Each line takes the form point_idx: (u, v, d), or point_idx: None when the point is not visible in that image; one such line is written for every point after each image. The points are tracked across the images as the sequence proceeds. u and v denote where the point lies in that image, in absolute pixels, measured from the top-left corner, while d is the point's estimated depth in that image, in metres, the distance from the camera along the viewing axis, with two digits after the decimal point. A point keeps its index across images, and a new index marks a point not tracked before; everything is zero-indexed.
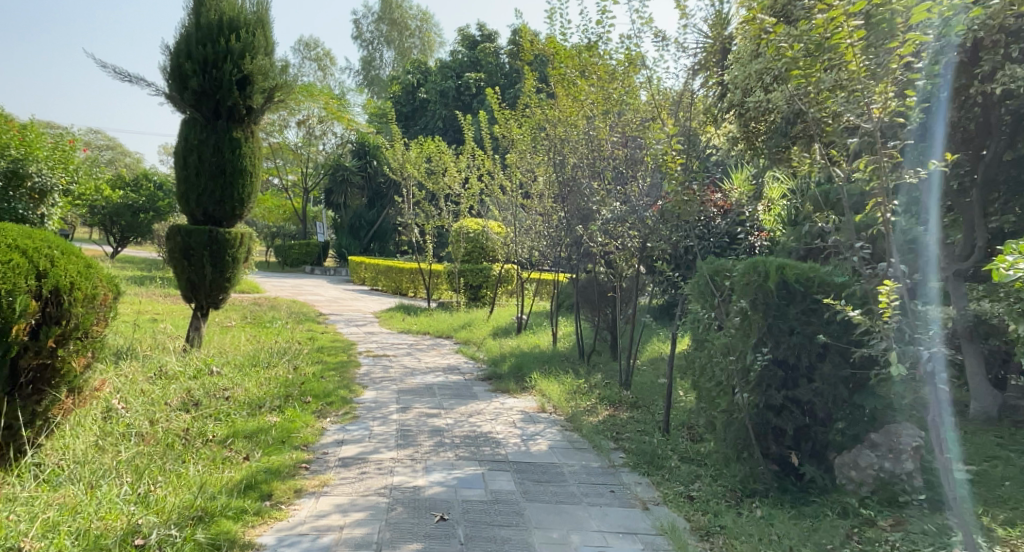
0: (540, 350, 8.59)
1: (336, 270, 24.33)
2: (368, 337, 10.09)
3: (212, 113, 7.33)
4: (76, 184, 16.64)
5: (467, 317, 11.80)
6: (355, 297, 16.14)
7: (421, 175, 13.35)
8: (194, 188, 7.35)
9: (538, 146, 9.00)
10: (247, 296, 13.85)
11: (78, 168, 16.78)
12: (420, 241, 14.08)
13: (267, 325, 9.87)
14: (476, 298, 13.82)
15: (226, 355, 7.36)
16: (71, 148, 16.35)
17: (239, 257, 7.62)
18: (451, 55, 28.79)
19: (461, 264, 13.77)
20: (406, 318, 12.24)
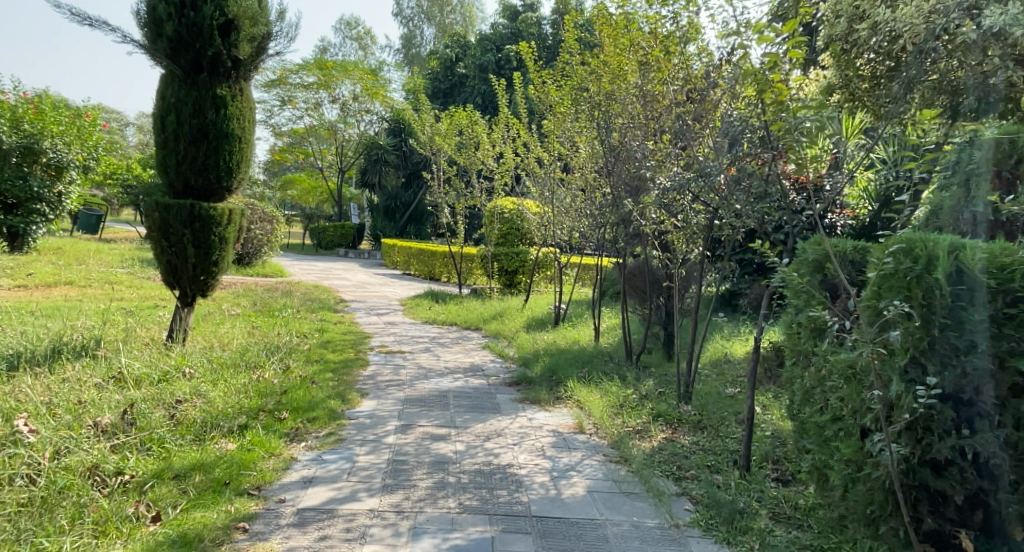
0: (579, 348, 7.39)
1: (369, 253, 23.39)
2: (388, 328, 9.03)
3: (192, 65, 6.39)
4: (96, 161, 15.99)
5: (500, 306, 10.66)
6: (384, 282, 15.12)
7: (452, 149, 12.23)
8: (173, 155, 6.35)
9: (579, 109, 7.79)
10: (266, 281, 12.94)
11: (99, 146, 16.13)
12: (452, 222, 12.98)
13: (273, 314, 8.85)
14: (511, 284, 12.67)
15: (213, 349, 6.35)
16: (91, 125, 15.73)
17: (226, 236, 6.60)
18: (491, 29, 27.52)
19: (495, 246, 12.61)
20: (434, 306, 11.16)
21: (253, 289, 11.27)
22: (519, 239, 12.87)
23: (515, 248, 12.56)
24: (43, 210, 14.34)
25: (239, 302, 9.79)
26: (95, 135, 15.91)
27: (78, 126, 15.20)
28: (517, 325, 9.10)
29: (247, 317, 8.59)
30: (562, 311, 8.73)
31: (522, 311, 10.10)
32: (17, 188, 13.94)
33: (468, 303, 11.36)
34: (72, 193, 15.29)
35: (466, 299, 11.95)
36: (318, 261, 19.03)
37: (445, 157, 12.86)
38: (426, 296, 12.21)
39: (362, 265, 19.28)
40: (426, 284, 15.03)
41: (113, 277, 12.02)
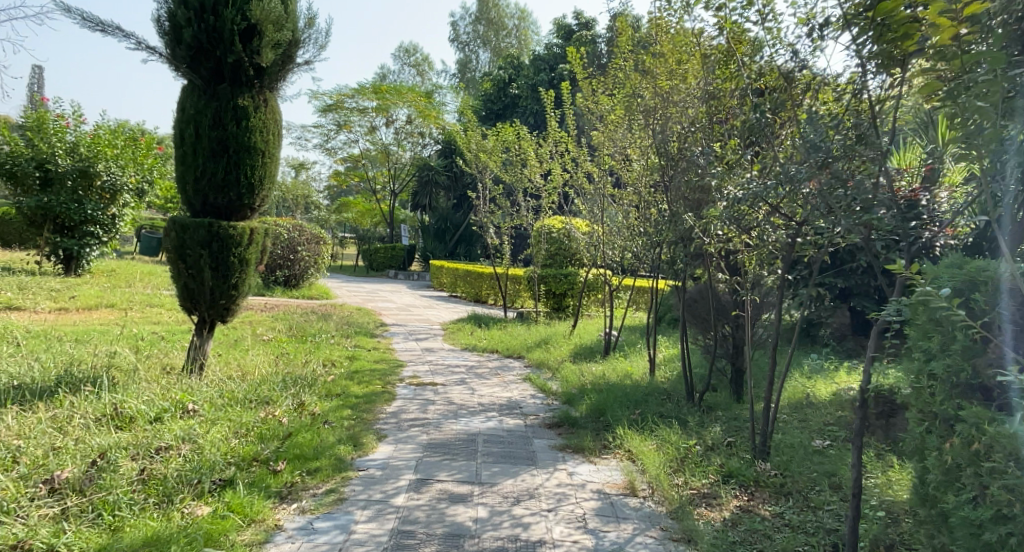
0: (631, 383, 6.59)
1: (419, 275, 22.98)
2: (425, 355, 8.41)
3: (213, 75, 5.87)
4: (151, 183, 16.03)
5: (548, 331, 9.94)
6: (429, 305, 14.56)
7: (499, 167, 11.62)
8: (191, 171, 5.83)
9: (633, 118, 7.06)
10: (308, 305, 12.54)
11: (154, 168, 16.18)
12: (499, 243, 12.35)
13: (305, 341, 8.32)
14: (560, 308, 11.93)
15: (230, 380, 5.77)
16: (146, 147, 15.78)
17: (247, 259, 6.03)
18: (545, 48, 27.10)
19: (543, 268, 11.92)
20: (478, 331, 10.52)
21: (292, 313, 10.85)
22: (569, 261, 12.14)
23: (565, 270, 11.84)
24: (96, 233, 14.30)
25: (272, 327, 9.32)
26: (150, 158, 15.92)
27: (133, 149, 15.21)
28: (564, 354, 8.35)
29: (276, 344, 8.07)
30: (612, 339, 7.95)
31: (571, 338, 9.34)
32: (73, 210, 14.00)
33: (513, 328, 10.67)
34: (126, 216, 15.26)
35: (512, 323, 11.27)
36: (365, 283, 18.67)
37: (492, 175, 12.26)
38: (470, 320, 11.57)
39: (410, 287, 18.84)
40: (472, 307, 14.41)
41: (155, 299, 11.77)
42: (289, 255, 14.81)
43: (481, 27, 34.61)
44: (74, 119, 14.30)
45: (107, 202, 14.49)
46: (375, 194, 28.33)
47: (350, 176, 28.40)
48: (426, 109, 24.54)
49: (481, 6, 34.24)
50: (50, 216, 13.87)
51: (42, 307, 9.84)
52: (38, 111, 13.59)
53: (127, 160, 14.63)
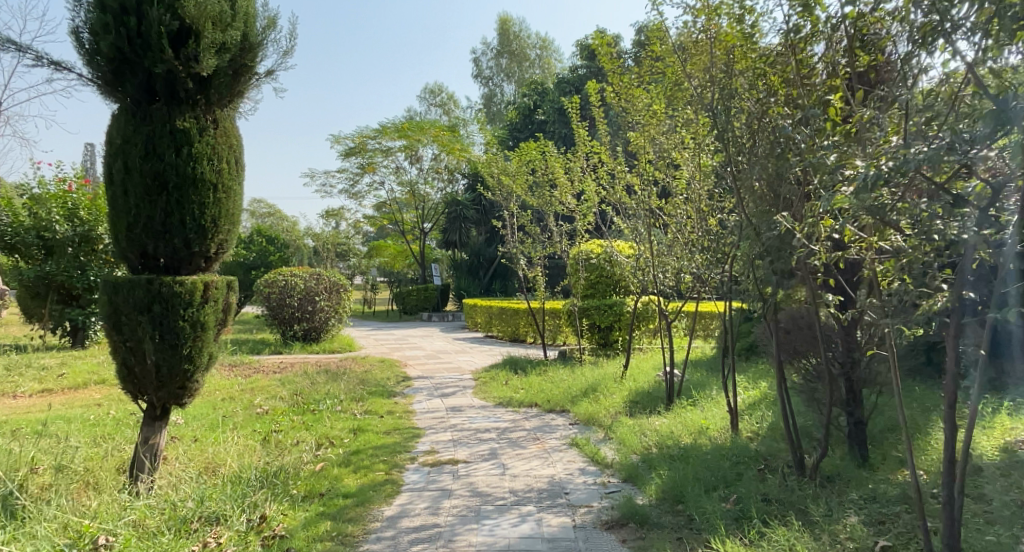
0: (707, 445, 5.08)
1: (454, 316, 21.66)
2: (449, 416, 7.01)
3: (143, 92, 4.47)
4: None
5: (596, 374, 8.46)
6: (462, 350, 13.18)
7: (525, 190, 10.27)
8: (119, 216, 4.47)
9: (677, 107, 5.63)
10: (328, 362, 11.27)
11: None
12: (532, 276, 10.95)
13: (306, 412, 7.00)
14: (607, 343, 10.43)
15: (190, 485, 4.45)
16: None
17: (203, 323, 4.69)
18: (570, 71, 25.91)
19: (583, 300, 10.46)
20: (515, 378, 9.08)
21: (304, 374, 9.58)
22: (612, 288, 10.66)
23: (609, 300, 10.37)
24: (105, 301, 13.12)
25: (272, 397, 8.02)
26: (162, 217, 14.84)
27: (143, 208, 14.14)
28: (617, 404, 6.85)
29: (269, 420, 6.75)
30: (675, 381, 6.45)
31: (623, 381, 7.85)
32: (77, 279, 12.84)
33: (554, 372, 9.21)
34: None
35: (554, 365, 9.80)
36: (396, 329, 17.41)
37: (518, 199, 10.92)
38: (506, 364, 10.16)
39: (443, 330, 17.52)
40: (509, 348, 12.99)
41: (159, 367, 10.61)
42: (307, 306, 13.58)
43: (504, 60, 33.72)
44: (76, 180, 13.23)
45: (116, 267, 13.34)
46: (405, 235, 27.26)
47: (377, 219, 27.41)
48: (450, 142, 23.40)
49: (502, 39, 33.42)
50: (55, 287, 12.76)
51: (21, 388, 8.70)
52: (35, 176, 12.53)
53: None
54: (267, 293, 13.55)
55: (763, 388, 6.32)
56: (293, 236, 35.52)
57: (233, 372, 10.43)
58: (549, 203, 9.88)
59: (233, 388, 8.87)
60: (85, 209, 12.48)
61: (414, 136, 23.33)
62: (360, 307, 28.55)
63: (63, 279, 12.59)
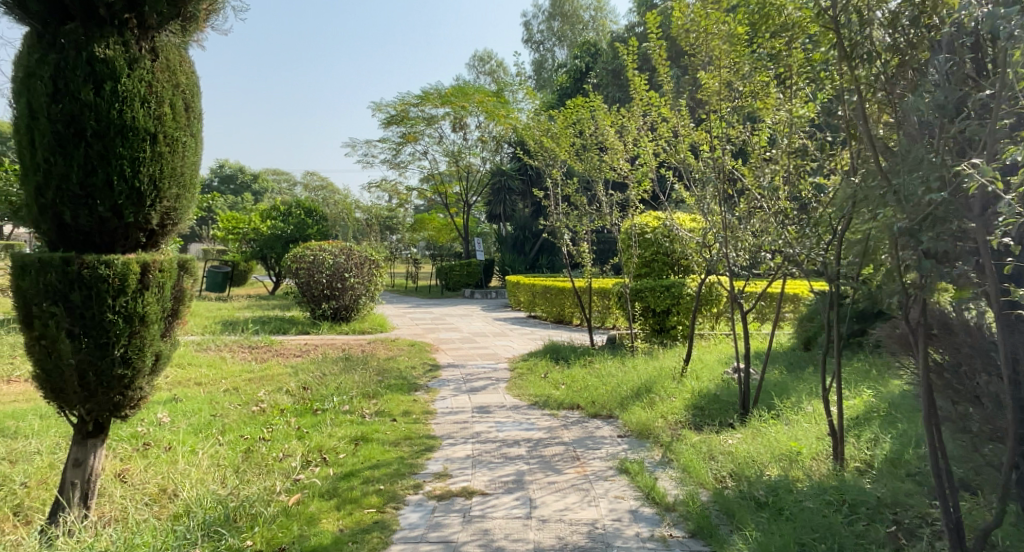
0: (802, 482, 3.81)
1: (498, 292, 20.55)
2: (473, 421, 5.88)
3: (54, 11, 3.40)
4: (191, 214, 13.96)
5: (651, 369, 7.21)
6: (502, 332, 12.05)
7: (570, 154, 8.98)
8: (27, 174, 3.41)
9: (760, 36, 4.30)
10: (354, 347, 10.28)
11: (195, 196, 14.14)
12: (577, 252, 9.69)
13: (307, 414, 5.97)
14: (663, 330, 9.12)
15: (118, 538, 3.46)
16: None
17: (140, 315, 3.64)
18: (626, 30, 24.20)
19: (636, 281, 9.17)
20: (556, 371, 7.90)
21: (323, 362, 8.60)
22: (670, 267, 9.34)
23: (666, 280, 9.04)
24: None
25: (277, 392, 7.02)
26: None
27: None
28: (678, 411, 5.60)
29: (263, 424, 5.74)
30: (752, 386, 5.16)
31: (683, 380, 6.58)
32: None
33: (602, 364, 7.99)
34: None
35: (602, 354, 8.57)
36: (435, 307, 16.40)
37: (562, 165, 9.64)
38: (547, 353, 8.97)
39: (484, 308, 16.41)
40: (553, 332, 11.79)
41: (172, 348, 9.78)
42: (336, 283, 12.60)
43: (556, 22, 32.06)
44: None
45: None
46: (448, 207, 26.18)
47: (420, 191, 26.40)
48: (494, 108, 22.14)
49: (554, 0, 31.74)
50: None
51: (16, 372, 7.94)
52: None
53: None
54: (294, 268, 12.65)
55: (866, 396, 4.97)
56: (339, 209, 34.84)
57: (250, 357, 9.52)
58: (597, 170, 8.58)
59: (242, 378, 7.94)
60: None
61: (456, 103, 22.23)
62: (404, 282, 27.71)
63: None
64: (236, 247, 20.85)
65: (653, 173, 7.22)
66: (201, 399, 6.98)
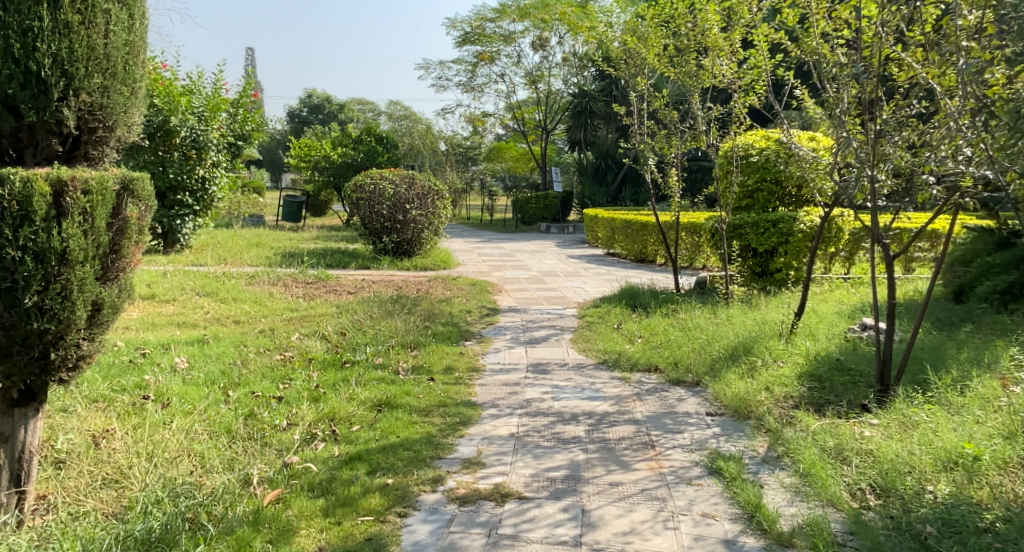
0: (993, 514, 2.59)
1: (577, 227, 19.37)
2: (525, 386, 4.89)
3: None
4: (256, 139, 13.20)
5: (746, 326, 5.98)
6: (577, 272, 10.98)
7: (661, 58, 7.70)
8: None
9: None
10: (415, 285, 9.43)
11: (259, 119, 13.38)
12: (664, 182, 8.40)
13: (334, 365, 5.08)
14: (766, 273, 7.89)
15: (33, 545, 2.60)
16: (244, 95, 12.90)
17: (58, 251, 2.71)
18: None
19: (735, 216, 7.96)
20: (633, 323, 6.77)
21: (374, 302, 7.73)
22: (776, 200, 8.05)
23: (773, 215, 7.78)
24: (188, 203, 11.72)
25: (314, 335, 6.17)
26: (254, 112, 13.21)
27: (229, 100, 12.49)
28: (787, 387, 4.39)
29: (286, 374, 4.88)
30: (910, 349, 3.98)
31: (790, 342, 5.33)
32: (155, 177, 11.32)
33: (688, 316, 6.80)
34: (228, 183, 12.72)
35: (689, 302, 7.36)
36: (506, 242, 15.42)
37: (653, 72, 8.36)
38: (622, 299, 7.83)
39: (559, 244, 15.34)
40: (633, 271, 10.62)
41: (223, 278, 9.12)
42: (398, 215, 11.70)
43: None
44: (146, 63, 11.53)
45: (195, 164, 11.73)
46: (527, 137, 24.87)
47: (498, 118, 25.18)
48: (578, 20, 20.26)
49: None
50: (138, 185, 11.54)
51: None
52: None
53: (216, 112, 11.83)
54: (355, 198, 11.86)
55: None
56: (416, 139, 33.90)
57: (303, 291, 8.80)
58: (699, 77, 7.31)
59: (285, 315, 7.16)
60: (158, 95, 10.97)
61: (535, 15, 20.96)
62: (479, 215, 26.79)
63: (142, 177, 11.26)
64: (309, 174, 20.25)
65: (767, 76, 6.03)
66: (233, 337, 6.20)
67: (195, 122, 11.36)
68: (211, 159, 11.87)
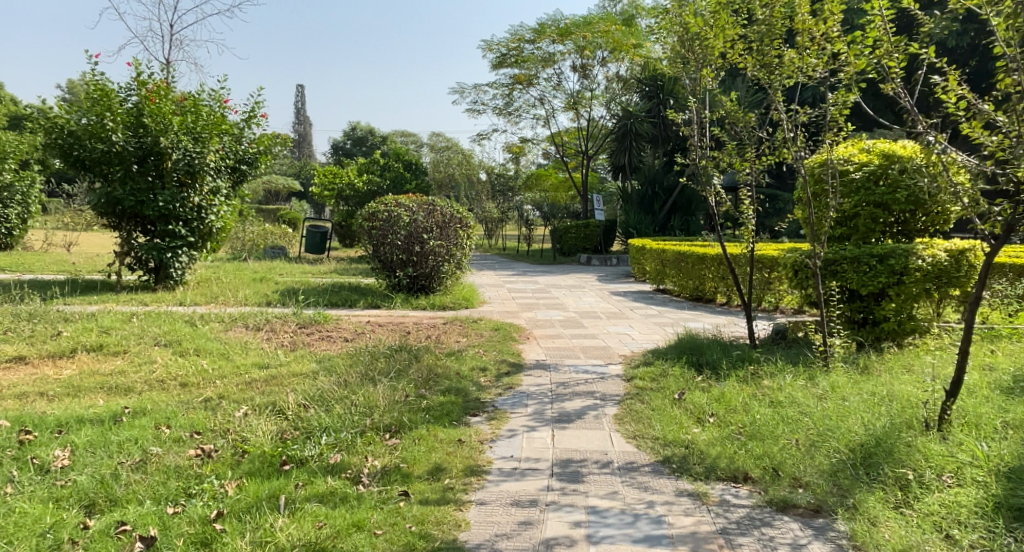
0: None
1: (621, 259, 17.65)
2: (544, 508, 3.25)
3: None
4: (267, 166, 11.85)
5: (862, 412, 4.24)
6: (622, 313, 9.31)
7: (735, 47, 6.17)
8: None
9: None
10: (428, 333, 7.85)
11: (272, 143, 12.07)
12: (734, 205, 6.67)
13: (269, 469, 3.50)
14: (871, 321, 6.24)
15: None
16: (253, 117, 11.60)
17: None
18: None
19: (834, 249, 6.32)
20: (699, 393, 5.04)
21: (365, 355, 6.14)
22: (882, 230, 6.32)
23: (879, 247, 6.13)
24: (182, 234, 10.35)
25: (268, 409, 4.60)
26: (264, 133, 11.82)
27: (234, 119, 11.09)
28: (980, 543, 2.85)
29: (195, 484, 3.32)
30: None
31: (940, 444, 3.58)
32: (145, 207, 10.00)
33: (775, 387, 5.04)
34: (231, 211, 11.33)
35: (772, 361, 5.58)
36: (541, 276, 13.80)
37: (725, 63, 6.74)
38: (681, 354, 6.11)
39: (600, 279, 13.65)
40: (690, 315, 8.91)
41: (199, 322, 7.62)
42: (414, 247, 10.18)
43: None
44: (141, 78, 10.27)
45: (190, 190, 10.37)
46: (567, 163, 23.30)
47: (537, 144, 23.77)
48: (623, 38, 19.04)
49: None
50: (127, 214, 10.22)
51: None
52: (100, 77, 9.85)
53: (215, 133, 10.42)
54: (367, 228, 10.38)
55: None
56: (452, 168, 32.56)
57: (290, 339, 7.27)
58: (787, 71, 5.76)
59: (248, 374, 5.61)
60: (149, 114, 9.70)
61: (576, 33, 19.38)
62: (516, 245, 25.25)
63: (130, 206, 9.93)
64: (334, 204, 18.94)
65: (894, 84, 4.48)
66: (165, 410, 4.66)
67: (189, 143, 9.99)
68: (208, 184, 10.48)
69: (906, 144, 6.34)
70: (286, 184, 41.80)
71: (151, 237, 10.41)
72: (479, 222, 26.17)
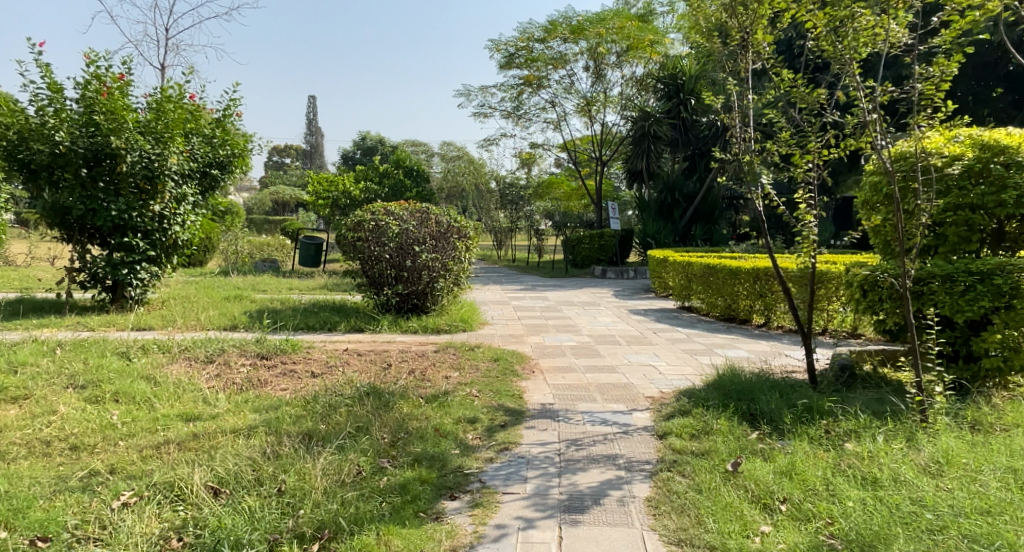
0: None
1: (638, 271, 16.28)
2: None
3: None
4: (244, 169, 10.59)
5: (1014, 516, 2.91)
6: (645, 338, 7.96)
7: (794, 3, 4.82)
8: None
9: None
10: (412, 366, 6.53)
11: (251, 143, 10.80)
12: (789, 209, 5.32)
13: None
14: (968, 357, 4.88)
15: None
16: (228, 114, 10.35)
17: None
18: None
19: (923, 266, 4.96)
20: (760, 463, 3.70)
21: (322, 401, 4.85)
22: (982, 240, 4.96)
23: (980, 263, 4.79)
24: (140, 247, 9.16)
25: (161, 496, 3.34)
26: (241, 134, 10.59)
27: (204, 118, 9.87)
28: None
29: None
30: None
31: None
32: (97, 218, 8.81)
33: (863, 454, 3.69)
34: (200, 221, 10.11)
35: (849, 412, 4.23)
36: (551, 291, 12.46)
37: (776, 31, 5.40)
38: (724, 399, 4.77)
39: (618, 294, 12.28)
40: (725, 341, 7.55)
41: (137, 354, 6.36)
42: (404, 261, 8.89)
43: None
44: (95, 71, 9.05)
45: (150, 198, 9.16)
46: (579, 171, 21.94)
47: (547, 150, 22.49)
48: (639, 34, 17.76)
49: None
50: (79, 225, 9.05)
51: None
52: (46, 71, 8.66)
53: (178, 132, 9.22)
54: (353, 239, 9.11)
55: None
56: (461, 176, 31.20)
57: (241, 377, 5.98)
58: (865, 35, 4.44)
59: (162, 432, 4.36)
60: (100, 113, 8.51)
61: (590, 30, 17.93)
62: (527, 256, 23.93)
63: (78, 215, 8.74)
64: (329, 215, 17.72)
65: None
66: (24, 493, 3.41)
67: (146, 145, 8.77)
68: (171, 191, 9.26)
69: (1008, 132, 5.07)
70: (293, 196, 40.75)
71: (107, 251, 9.24)
72: (488, 231, 24.87)
